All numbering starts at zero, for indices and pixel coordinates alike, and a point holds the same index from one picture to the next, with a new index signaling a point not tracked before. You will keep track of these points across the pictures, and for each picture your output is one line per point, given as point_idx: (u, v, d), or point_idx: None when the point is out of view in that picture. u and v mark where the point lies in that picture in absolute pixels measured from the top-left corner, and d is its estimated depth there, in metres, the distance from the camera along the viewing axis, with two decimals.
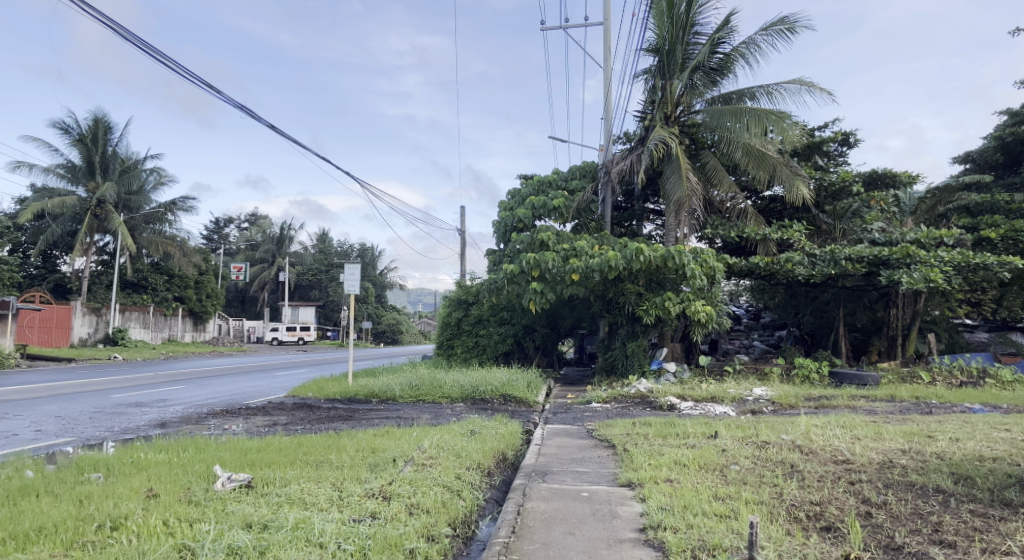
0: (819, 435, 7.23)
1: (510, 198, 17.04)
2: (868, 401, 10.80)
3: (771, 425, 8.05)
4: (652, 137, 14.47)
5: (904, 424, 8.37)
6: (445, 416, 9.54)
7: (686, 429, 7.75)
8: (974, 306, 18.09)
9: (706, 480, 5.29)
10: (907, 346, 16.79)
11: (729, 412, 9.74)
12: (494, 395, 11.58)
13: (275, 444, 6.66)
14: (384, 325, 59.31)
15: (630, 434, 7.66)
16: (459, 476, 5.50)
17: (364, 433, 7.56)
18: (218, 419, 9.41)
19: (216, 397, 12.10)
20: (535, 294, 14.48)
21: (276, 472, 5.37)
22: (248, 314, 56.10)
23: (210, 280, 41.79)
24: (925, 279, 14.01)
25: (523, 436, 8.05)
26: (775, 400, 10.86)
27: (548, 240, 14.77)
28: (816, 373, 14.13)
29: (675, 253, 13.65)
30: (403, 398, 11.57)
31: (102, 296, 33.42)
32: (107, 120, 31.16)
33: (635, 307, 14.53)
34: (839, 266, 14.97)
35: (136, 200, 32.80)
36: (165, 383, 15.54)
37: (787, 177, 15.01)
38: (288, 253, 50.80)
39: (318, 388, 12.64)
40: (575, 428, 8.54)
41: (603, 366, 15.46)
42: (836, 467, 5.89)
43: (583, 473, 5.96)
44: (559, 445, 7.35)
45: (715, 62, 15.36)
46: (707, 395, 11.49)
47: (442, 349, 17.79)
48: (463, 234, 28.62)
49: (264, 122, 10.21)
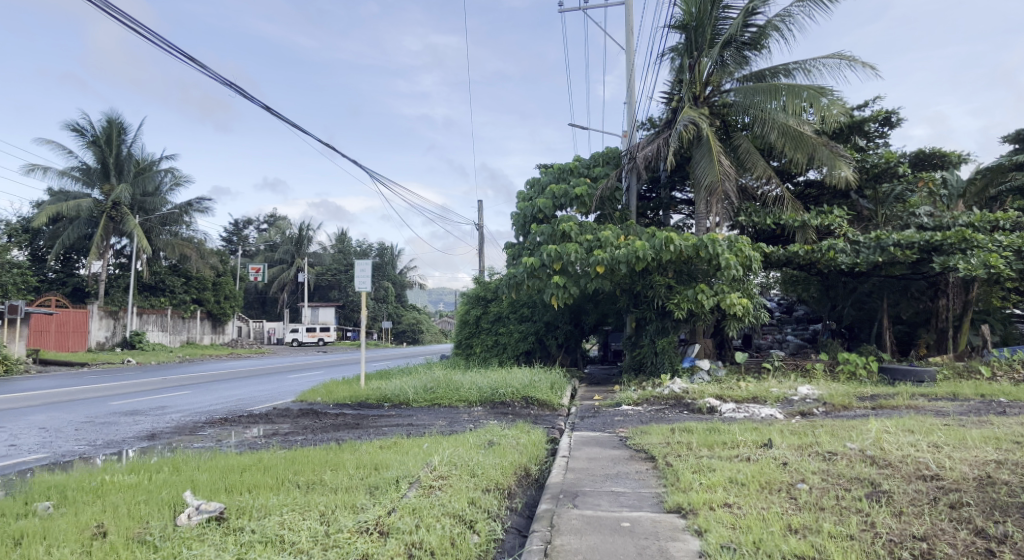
0: (893, 444, 6.21)
1: (529, 187, 16.07)
2: (932, 400, 9.72)
3: (831, 432, 7.03)
4: (680, 119, 13.55)
5: (984, 428, 7.30)
6: (460, 423, 8.65)
7: (735, 437, 6.77)
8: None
9: (772, 505, 4.35)
10: (959, 339, 15.58)
11: (776, 415, 8.75)
12: (515, 397, 10.66)
13: (264, 461, 5.83)
14: (404, 325, 58.83)
15: (671, 443, 6.69)
16: (473, 501, 4.62)
17: (368, 446, 6.71)
18: (215, 429, 8.62)
19: (219, 403, 11.35)
20: (557, 289, 13.59)
21: (255, 498, 4.52)
22: (269, 316, 55.89)
23: (227, 282, 41.32)
24: (983, 265, 12.87)
25: (548, 446, 7.15)
26: (825, 400, 9.84)
27: (570, 231, 13.80)
28: (863, 369, 13.01)
29: (708, 242, 12.71)
30: (417, 402, 10.74)
31: (119, 300, 32.97)
32: (120, 120, 30.80)
33: (665, 301, 13.55)
34: (886, 253, 13.81)
35: (151, 201, 32.47)
36: (171, 388, 14.86)
37: (828, 158, 13.89)
38: (307, 253, 50.35)
39: (327, 392, 11.84)
40: (606, 435, 7.59)
41: (631, 364, 14.46)
42: (927, 485, 4.89)
43: (621, 494, 5.02)
44: (589, 457, 6.42)
45: (748, 36, 14.32)
46: (748, 396, 10.49)
47: (461, 349, 16.93)
48: (481, 230, 27.88)
49: (259, 103, 9.44)
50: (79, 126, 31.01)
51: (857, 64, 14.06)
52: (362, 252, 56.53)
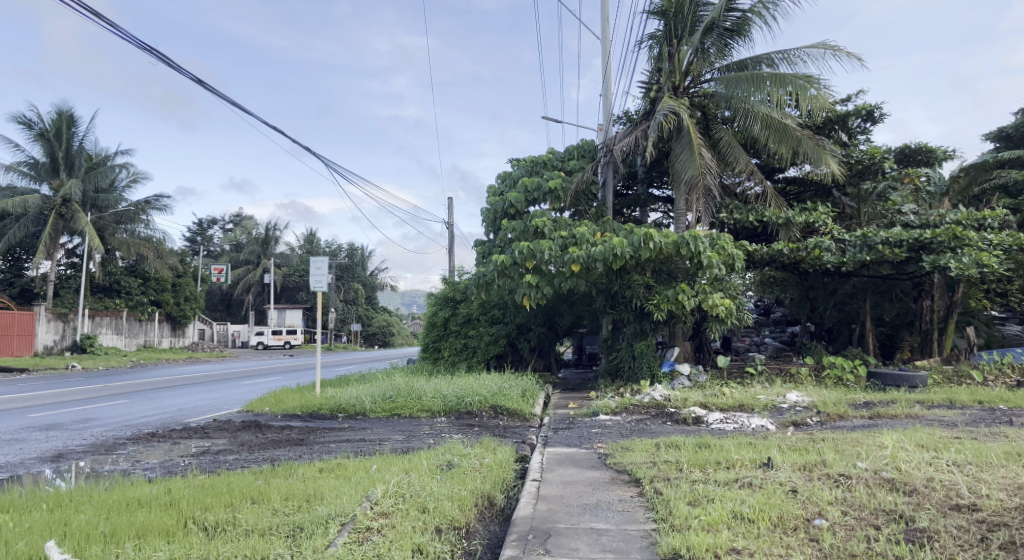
0: (911, 463, 5.40)
1: (500, 181, 15.13)
2: (930, 408, 9.02)
3: (835, 448, 6.22)
4: (660, 108, 12.80)
5: (1001, 442, 6.55)
6: (419, 438, 7.69)
7: (730, 455, 5.90)
8: (1001, 296, 15.93)
9: (792, 553, 3.51)
10: (944, 342, 15.05)
11: (767, 425, 7.97)
12: (482, 407, 9.72)
13: (173, 493, 4.83)
14: (374, 327, 57.40)
15: (658, 463, 5.80)
16: (418, 548, 3.72)
17: (305, 470, 5.75)
18: (138, 447, 7.56)
19: (155, 414, 10.24)
20: (530, 289, 12.68)
21: (138, 550, 3.56)
22: (234, 319, 54.09)
23: (188, 283, 39.58)
24: (975, 264, 12.30)
25: (518, 467, 6.23)
26: (819, 408, 9.08)
27: (543, 227, 12.95)
28: (850, 374, 12.34)
29: (690, 239, 11.92)
30: (375, 413, 9.78)
31: (69, 301, 31.14)
32: (71, 113, 29.28)
33: (643, 301, 12.73)
34: (874, 252, 13.19)
35: (104, 198, 30.94)
36: (111, 396, 13.63)
37: (814, 151, 13.16)
38: (273, 254, 48.84)
39: (277, 402, 10.78)
40: (582, 452, 6.70)
41: (608, 369, 13.65)
42: (965, 520, 4.06)
43: (602, 533, 4.12)
44: (564, 482, 5.48)
45: (731, 22, 13.35)
46: (734, 404, 9.69)
47: (428, 353, 15.92)
48: (451, 229, 26.96)
49: (189, 75, 8.39)
50: (27, 119, 29.42)
51: (841, 54, 13.41)
52: (331, 252, 54.99)
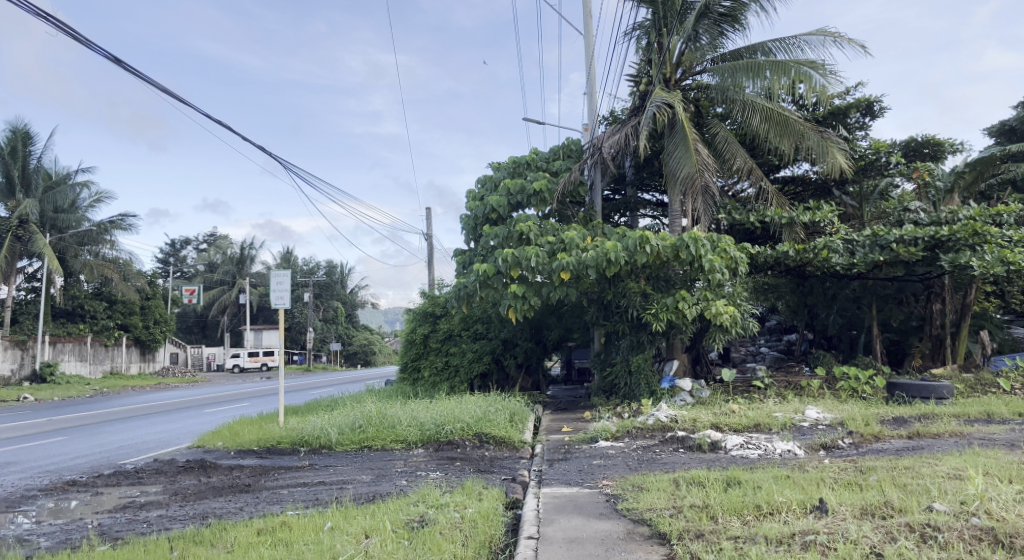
0: (1002, 504, 4.27)
1: (480, 185, 13.96)
2: (972, 425, 7.96)
3: (894, 482, 5.09)
4: (652, 100, 11.73)
5: None
6: (390, 479, 6.45)
7: (771, 496, 4.73)
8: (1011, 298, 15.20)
9: None
10: (957, 349, 14.03)
11: (795, 451, 6.84)
12: (465, 435, 8.49)
13: None
14: (355, 346, 55.61)
15: (683, 510, 4.64)
16: None
17: (240, 533, 4.52)
18: (47, 501, 6.23)
19: (88, 455, 8.90)
20: (515, 300, 11.49)
21: None
22: (209, 341, 52.25)
23: (158, 305, 37.72)
24: (998, 262, 11.36)
25: (509, 518, 5.03)
26: (849, 427, 7.95)
27: (528, 232, 11.81)
28: (866, 385, 11.31)
29: (689, 241, 10.83)
30: (342, 447, 8.54)
31: (28, 328, 29.36)
32: (26, 130, 27.77)
33: (639, 311, 11.59)
34: (886, 252, 12.20)
35: (63, 219, 29.33)
36: (51, 432, 12.18)
37: (818, 145, 12.12)
38: (248, 273, 47.14)
39: (231, 435, 9.48)
40: (586, 494, 5.52)
41: (602, 386, 12.52)
42: None
43: None
44: (569, 541, 4.28)
45: (725, 7, 12.34)
46: (750, 424, 8.55)
47: (406, 373, 14.64)
48: (430, 244, 25.76)
49: (107, 52, 7.16)
50: None
51: (844, 41, 12.45)
52: (309, 271, 53.56)
